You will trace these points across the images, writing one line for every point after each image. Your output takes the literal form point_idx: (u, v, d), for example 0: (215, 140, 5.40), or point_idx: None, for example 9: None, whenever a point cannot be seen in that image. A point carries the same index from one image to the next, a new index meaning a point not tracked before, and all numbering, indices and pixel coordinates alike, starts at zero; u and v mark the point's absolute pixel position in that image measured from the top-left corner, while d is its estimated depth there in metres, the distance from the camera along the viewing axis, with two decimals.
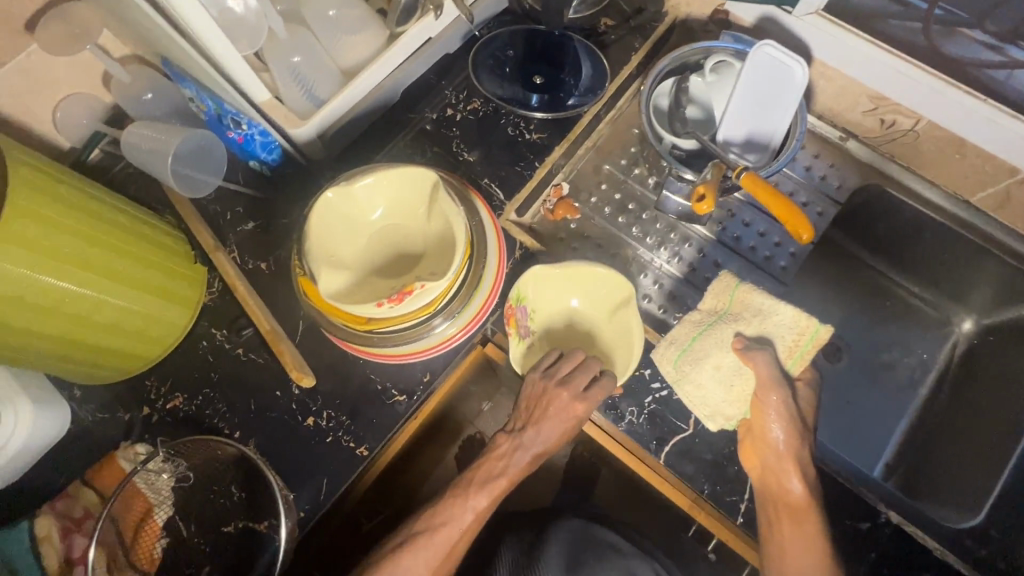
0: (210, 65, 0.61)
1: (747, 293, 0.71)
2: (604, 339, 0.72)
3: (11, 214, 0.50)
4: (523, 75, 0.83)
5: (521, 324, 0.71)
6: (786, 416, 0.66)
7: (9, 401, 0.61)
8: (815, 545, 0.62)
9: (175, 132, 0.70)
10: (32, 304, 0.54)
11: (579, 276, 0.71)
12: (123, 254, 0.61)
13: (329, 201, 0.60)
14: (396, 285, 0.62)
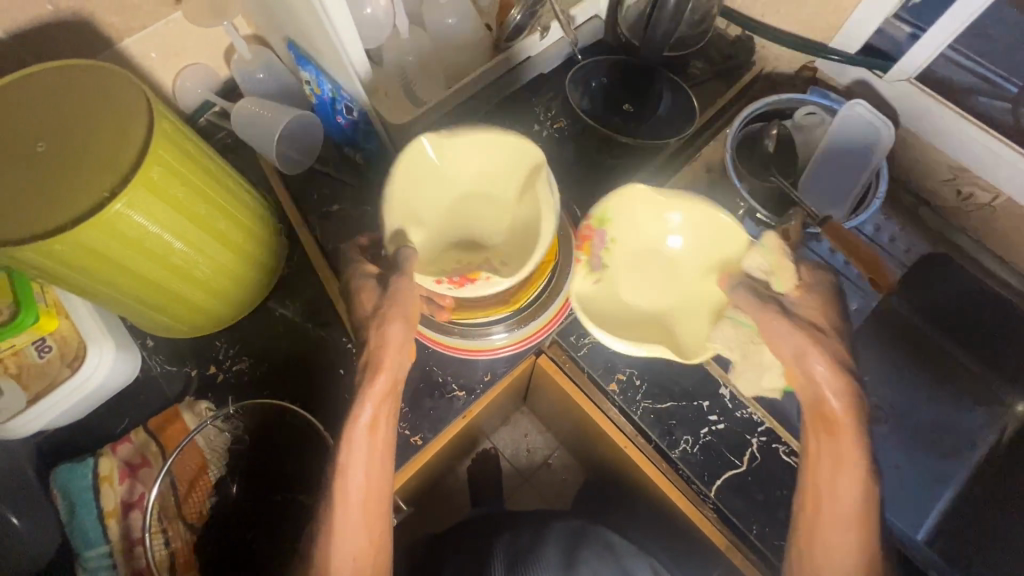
0: (337, 51, 0.64)
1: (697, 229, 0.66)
2: (684, 295, 0.67)
3: (149, 159, 0.52)
4: (613, 101, 0.85)
5: (595, 253, 0.66)
6: (809, 334, 0.57)
7: (95, 340, 0.63)
8: (853, 468, 0.56)
9: (285, 114, 0.75)
10: (143, 249, 0.56)
11: (691, 214, 0.65)
12: (224, 213, 0.63)
13: (421, 148, 0.61)
14: (462, 261, 0.63)
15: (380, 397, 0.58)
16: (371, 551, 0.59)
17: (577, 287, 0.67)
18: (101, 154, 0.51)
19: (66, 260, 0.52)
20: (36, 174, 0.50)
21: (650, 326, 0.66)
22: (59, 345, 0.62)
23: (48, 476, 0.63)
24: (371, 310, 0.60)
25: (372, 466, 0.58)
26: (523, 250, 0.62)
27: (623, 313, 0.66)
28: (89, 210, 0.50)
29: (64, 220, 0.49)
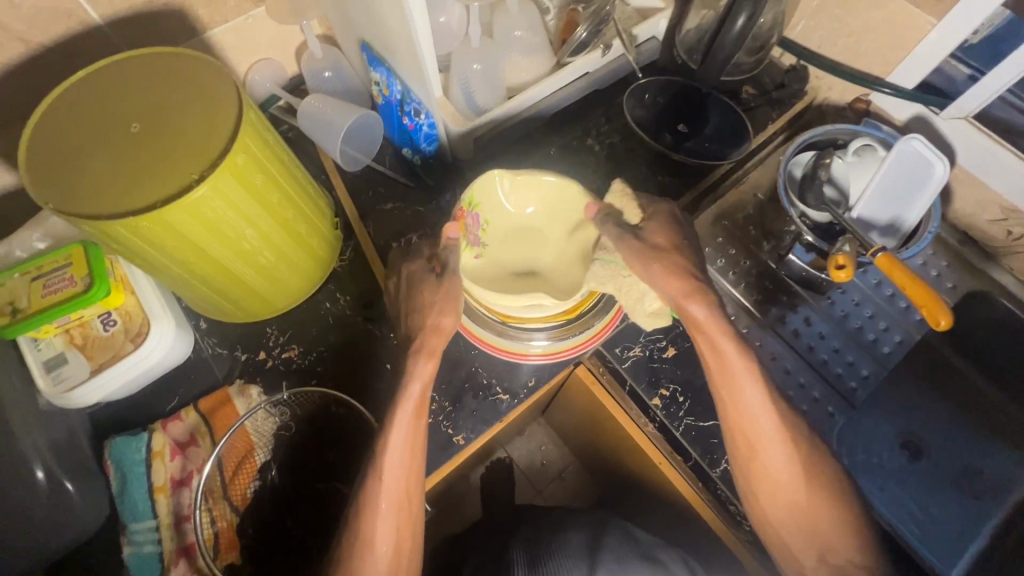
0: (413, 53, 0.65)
1: (541, 190, 0.68)
2: (558, 257, 0.70)
3: (235, 146, 0.54)
4: (667, 120, 0.86)
5: (470, 232, 0.68)
6: (675, 269, 0.62)
7: (157, 317, 0.65)
8: (740, 373, 0.63)
9: (348, 114, 0.76)
10: (218, 232, 0.57)
11: (539, 186, 0.68)
12: (292, 203, 0.65)
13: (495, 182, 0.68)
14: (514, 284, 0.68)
15: (424, 378, 0.62)
16: (407, 526, 0.62)
17: (460, 261, 0.68)
18: (191, 139, 0.53)
19: (149, 238, 0.53)
20: (131, 156, 0.52)
21: (532, 285, 0.69)
22: (123, 320, 0.64)
23: (103, 446, 0.65)
24: (432, 300, 0.64)
25: (412, 439, 0.61)
26: (569, 286, 0.68)
27: (505, 278, 0.69)
28: (177, 191, 0.51)
29: (153, 198, 0.51)
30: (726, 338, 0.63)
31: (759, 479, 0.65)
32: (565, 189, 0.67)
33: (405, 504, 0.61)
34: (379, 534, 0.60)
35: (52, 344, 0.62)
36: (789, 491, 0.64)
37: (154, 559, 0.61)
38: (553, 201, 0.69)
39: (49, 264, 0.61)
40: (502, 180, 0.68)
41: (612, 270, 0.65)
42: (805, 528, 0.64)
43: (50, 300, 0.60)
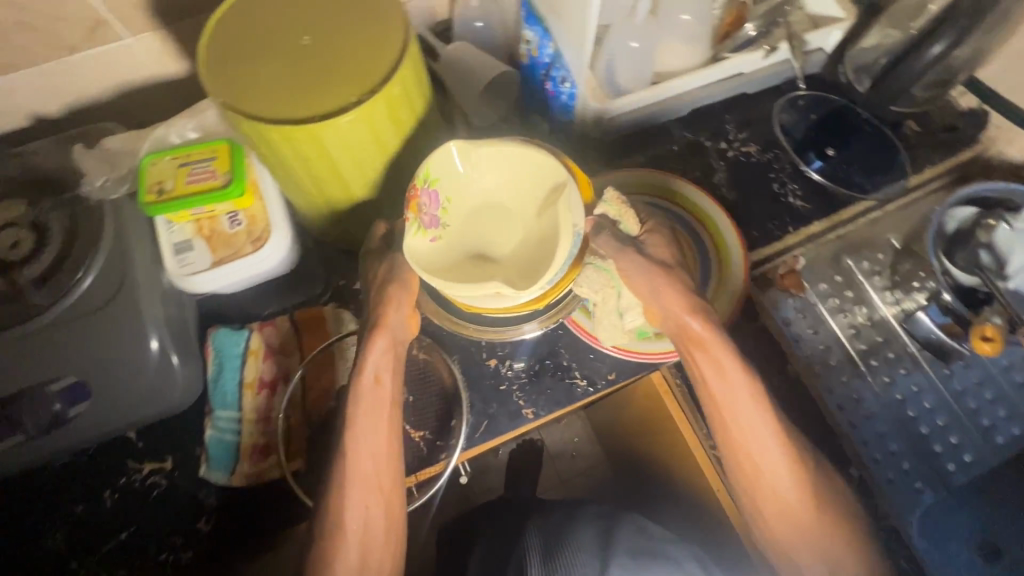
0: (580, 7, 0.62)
1: (513, 153, 0.60)
2: (526, 234, 0.62)
3: (394, 77, 0.54)
4: (817, 139, 0.81)
5: (425, 212, 0.59)
6: (688, 301, 0.61)
7: (277, 227, 0.67)
8: (754, 410, 0.62)
9: (492, 66, 0.77)
10: (356, 156, 0.58)
11: (502, 155, 0.60)
12: (425, 145, 0.65)
13: (447, 157, 0.60)
14: (468, 270, 0.60)
15: (380, 355, 0.62)
16: (382, 506, 0.62)
17: (414, 244, 0.60)
18: (354, 64, 0.54)
19: (296, 149, 0.55)
20: (296, 66, 0.54)
21: (492, 270, 0.60)
22: (247, 221, 0.67)
23: (208, 333, 0.70)
24: (375, 281, 0.64)
25: (372, 416, 0.61)
26: (533, 269, 0.59)
27: (463, 261, 0.61)
28: (327, 111, 0.53)
29: (308, 113, 0.52)
30: (726, 350, 0.62)
31: (753, 483, 0.63)
32: (534, 157, 0.60)
33: (377, 487, 0.61)
34: (350, 514, 0.60)
35: (183, 229, 0.66)
36: (781, 492, 0.62)
37: (231, 445, 0.66)
38: (525, 170, 0.61)
39: (197, 155, 0.65)
40: (460, 150, 0.60)
41: (602, 279, 0.62)
42: (800, 531, 0.62)
43: (194, 188, 0.63)
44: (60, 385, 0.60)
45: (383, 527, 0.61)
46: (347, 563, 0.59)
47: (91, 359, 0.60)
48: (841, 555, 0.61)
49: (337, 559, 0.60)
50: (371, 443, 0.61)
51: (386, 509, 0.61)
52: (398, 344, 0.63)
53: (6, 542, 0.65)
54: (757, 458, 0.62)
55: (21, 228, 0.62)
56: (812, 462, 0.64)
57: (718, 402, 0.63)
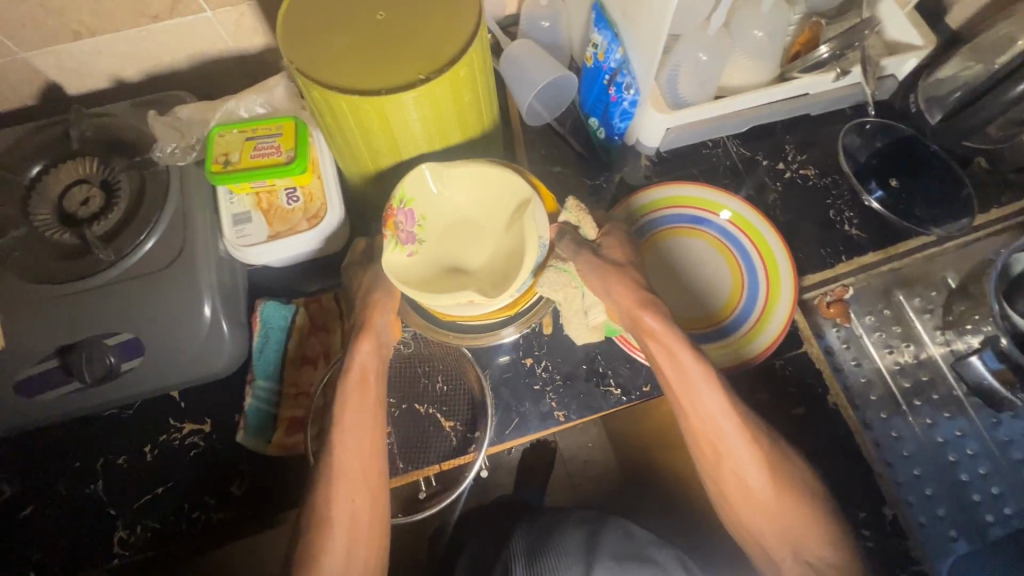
0: (657, 12, 0.60)
1: (480, 172, 0.63)
2: (495, 249, 0.64)
3: (465, 58, 0.54)
4: (880, 168, 0.79)
5: (401, 229, 0.61)
6: (635, 296, 0.61)
7: (333, 206, 0.69)
8: (711, 398, 0.60)
9: (550, 72, 0.76)
10: (415, 132, 0.60)
11: (470, 177, 0.63)
12: (480, 126, 0.66)
13: (422, 175, 0.62)
14: (441, 281, 0.62)
15: (366, 352, 0.63)
16: (368, 500, 0.61)
17: (388, 258, 0.61)
18: (428, 43, 0.55)
19: (361, 121, 0.57)
20: (371, 41, 0.55)
21: (464, 282, 0.62)
22: (304, 199, 0.69)
23: (255, 305, 0.72)
24: (362, 286, 0.66)
25: (358, 410, 0.62)
26: (501, 279, 0.61)
27: (436, 275, 0.63)
28: (397, 85, 0.53)
29: (379, 86, 0.53)
30: (678, 342, 0.60)
31: (714, 466, 0.61)
32: (501, 176, 0.63)
33: (359, 480, 0.61)
34: (338, 507, 0.59)
35: (243, 201, 0.68)
36: (744, 475, 0.60)
37: (270, 415, 0.68)
38: (490, 186, 0.64)
39: (263, 129, 0.66)
40: (433, 170, 0.62)
41: (562, 280, 0.64)
42: (767, 517, 0.60)
43: (259, 161, 0.65)
44: (117, 339, 0.62)
45: (369, 518, 0.61)
46: (336, 553, 0.59)
47: (147, 317, 0.63)
48: (808, 536, 0.60)
49: (323, 551, 0.58)
50: (358, 438, 0.61)
51: (373, 501, 0.61)
52: (384, 345, 0.65)
53: (49, 482, 0.68)
54: (716, 441, 0.60)
55: (94, 186, 0.66)
56: (767, 437, 0.62)
57: (678, 392, 0.61)
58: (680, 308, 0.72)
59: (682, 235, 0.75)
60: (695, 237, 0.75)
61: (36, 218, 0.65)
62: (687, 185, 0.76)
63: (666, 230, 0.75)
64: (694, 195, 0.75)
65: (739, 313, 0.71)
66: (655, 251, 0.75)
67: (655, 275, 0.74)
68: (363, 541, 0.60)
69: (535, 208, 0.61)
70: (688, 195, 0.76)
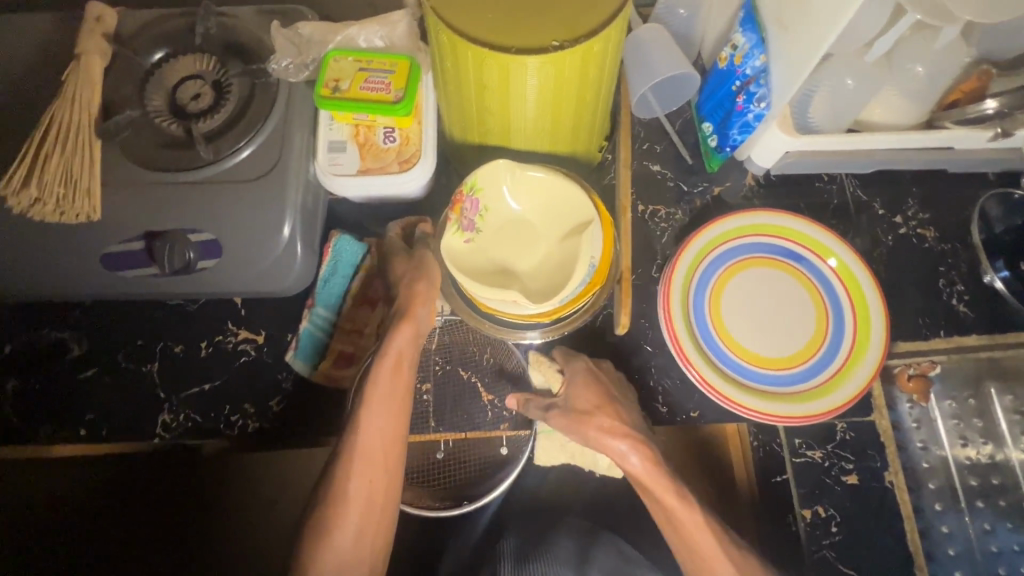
0: (827, 23, 0.55)
1: (550, 181, 0.63)
2: (549, 255, 0.63)
3: (603, 34, 0.51)
4: (1012, 247, 0.72)
5: (464, 217, 0.62)
6: (620, 429, 0.64)
7: (428, 154, 0.68)
8: (703, 530, 0.60)
9: (671, 68, 0.72)
10: (529, 100, 0.57)
11: (541, 182, 0.63)
12: (594, 110, 0.63)
13: (497, 169, 0.62)
14: (490, 276, 0.62)
15: (406, 339, 0.64)
16: (383, 487, 0.62)
17: (446, 242, 0.62)
18: (569, 10, 0.52)
19: (480, 76, 0.55)
20: None
21: (512, 281, 0.62)
22: (400, 141, 0.68)
23: (330, 233, 0.73)
24: (399, 275, 0.68)
25: (387, 398, 0.63)
26: (550, 288, 0.61)
27: (487, 268, 0.63)
28: (527, 47, 0.51)
29: (506, 43, 0.51)
30: (666, 481, 0.62)
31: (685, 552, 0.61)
32: (570, 190, 0.62)
33: (379, 459, 0.61)
34: (354, 488, 0.60)
35: (341, 130, 0.68)
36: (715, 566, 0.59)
37: (321, 344, 0.71)
38: (557, 197, 0.63)
39: (376, 64, 0.65)
40: (510, 169, 0.62)
41: (557, 443, 0.70)
42: None
43: (365, 94, 0.64)
44: (200, 237, 0.64)
45: (383, 504, 0.62)
46: (346, 529, 0.60)
47: (230, 224, 0.64)
48: None
49: (332, 531, 0.59)
50: (379, 423, 0.62)
51: (388, 484, 0.61)
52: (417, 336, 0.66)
53: (112, 351, 0.73)
54: (697, 531, 0.60)
55: (206, 83, 0.68)
56: None
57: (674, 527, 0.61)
58: (750, 340, 0.67)
59: (773, 265, 0.70)
60: (784, 271, 0.70)
61: (150, 102, 0.67)
62: (794, 218, 0.70)
63: (760, 257, 0.70)
64: (798, 230, 0.70)
65: (810, 368, 0.66)
66: (743, 273, 0.70)
67: (736, 300, 0.69)
68: (372, 516, 0.61)
69: (596, 232, 0.61)
70: (790, 228, 0.70)
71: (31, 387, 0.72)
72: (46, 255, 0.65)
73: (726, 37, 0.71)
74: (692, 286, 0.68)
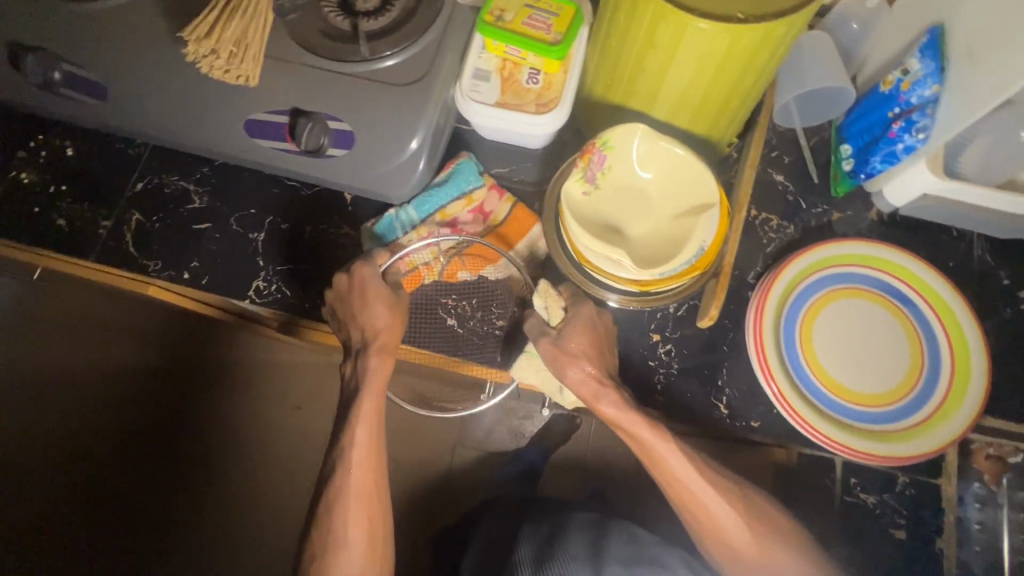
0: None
1: (684, 158, 0.63)
2: (660, 229, 0.64)
3: (791, 18, 0.50)
4: None
5: (588, 169, 0.64)
6: (595, 372, 0.61)
7: (567, 102, 0.69)
8: (697, 479, 0.59)
9: (826, 80, 0.70)
10: (690, 68, 0.57)
11: (674, 155, 0.63)
12: (747, 97, 0.62)
13: (635, 131, 0.63)
14: (599, 231, 0.63)
15: (382, 370, 0.64)
16: (377, 518, 0.63)
17: (566, 187, 0.64)
18: None
19: (652, 33, 0.55)
20: None
21: (618, 242, 0.63)
22: (543, 84, 0.69)
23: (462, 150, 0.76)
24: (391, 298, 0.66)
25: (371, 430, 0.64)
26: (655, 259, 0.62)
27: (597, 224, 0.64)
28: (711, 13, 0.51)
29: (694, 4, 0.51)
30: (650, 432, 0.59)
31: (675, 492, 0.60)
32: (700, 172, 0.62)
33: (368, 497, 0.63)
34: (348, 524, 0.61)
35: (490, 60, 0.70)
36: (703, 499, 0.59)
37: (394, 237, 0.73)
38: (685, 175, 0.63)
39: (543, 4, 0.67)
40: (648, 135, 0.63)
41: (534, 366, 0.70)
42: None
43: (526, 30, 0.66)
44: (337, 126, 0.67)
45: (379, 533, 0.63)
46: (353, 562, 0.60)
47: (367, 120, 0.67)
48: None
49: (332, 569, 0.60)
50: (362, 464, 0.63)
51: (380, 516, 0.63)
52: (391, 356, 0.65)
53: (225, 214, 0.78)
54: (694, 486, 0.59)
55: None
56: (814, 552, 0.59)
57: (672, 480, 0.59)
58: (834, 369, 0.66)
59: (879, 304, 0.68)
60: (889, 313, 0.67)
61: None
62: (913, 260, 0.68)
63: (866, 290, 0.68)
64: (913, 272, 0.68)
65: (888, 414, 0.64)
66: (844, 302, 0.68)
67: (832, 326, 0.67)
68: (371, 539, 0.62)
69: (713, 217, 0.61)
70: (904, 269, 0.68)
71: (149, 226, 0.78)
72: (198, 109, 0.70)
73: (897, 62, 0.68)
74: (790, 300, 0.67)
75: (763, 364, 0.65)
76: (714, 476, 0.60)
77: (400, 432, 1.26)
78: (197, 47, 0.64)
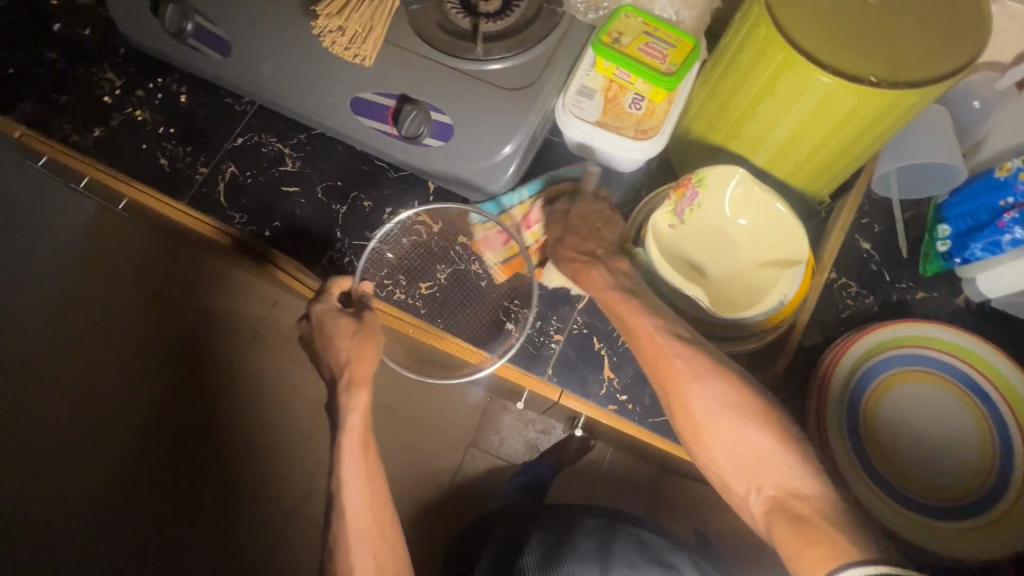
0: None
1: (777, 210, 0.61)
2: (739, 274, 0.64)
3: (926, 87, 0.49)
4: None
5: (678, 204, 0.64)
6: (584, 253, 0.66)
7: (668, 132, 0.69)
8: (688, 367, 0.54)
9: (936, 156, 0.68)
10: (804, 119, 0.56)
11: (768, 206, 0.62)
12: (856, 157, 0.61)
13: (731, 175, 0.62)
14: (677, 265, 0.64)
15: (362, 407, 0.64)
16: (388, 558, 0.59)
17: (654, 217, 0.65)
18: (903, 50, 0.50)
19: (773, 78, 0.54)
20: (853, 16, 0.51)
21: (695, 279, 0.64)
22: (647, 111, 0.69)
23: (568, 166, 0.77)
24: (350, 334, 0.65)
25: (366, 470, 0.62)
26: (730, 303, 0.63)
27: (677, 258, 0.65)
28: (841, 69, 0.50)
29: (825, 58, 0.50)
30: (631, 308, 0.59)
31: (662, 388, 0.56)
32: (792, 228, 0.61)
33: (373, 537, 0.60)
34: (358, 565, 0.57)
35: (599, 79, 0.70)
36: (686, 387, 0.54)
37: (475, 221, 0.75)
38: (776, 226, 0.62)
39: (662, 34, 0.67)
40: (745, 181, 0.61)
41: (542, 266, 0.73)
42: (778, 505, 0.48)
43: (641, 56, 0.66)
44: (439, 118, 0.69)
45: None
46: None
47: (469, 117, 0.69)
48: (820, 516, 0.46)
49: None
50: (363, 504, 0.61)
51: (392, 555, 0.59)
52: (359, 384, 0.64)
53: (314, 182, 0.81)
54: (685, 374, 0.54)
55: None
56: None
57: (662, 370, 0.56)
58: (893, 454, 0.64)
59: (953, 394, 0.64)
60: (963, 406, 0.64)
61: None
62: (1003, 357, 0.63)
63: (942, 377, 0.64)
64: (1000, 369, 0.63)
65: (940, 507, 0.61)
66: (915, 385, 0.65)
67: (897, 406, 0.64)
68: (382, 553, 0.59)
69: (797, 274, 0.61)
70: (984, 360, 0.64)
71: (242, 180, 0.82)
72: (311, 79, 0.73)
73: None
74: (852, 380, 0.65)
75: (820, 444, 0.63)
76: (740, 392, 0.53)
77: (423, 419, 1.27)
78: (328, 22, 0.67)
